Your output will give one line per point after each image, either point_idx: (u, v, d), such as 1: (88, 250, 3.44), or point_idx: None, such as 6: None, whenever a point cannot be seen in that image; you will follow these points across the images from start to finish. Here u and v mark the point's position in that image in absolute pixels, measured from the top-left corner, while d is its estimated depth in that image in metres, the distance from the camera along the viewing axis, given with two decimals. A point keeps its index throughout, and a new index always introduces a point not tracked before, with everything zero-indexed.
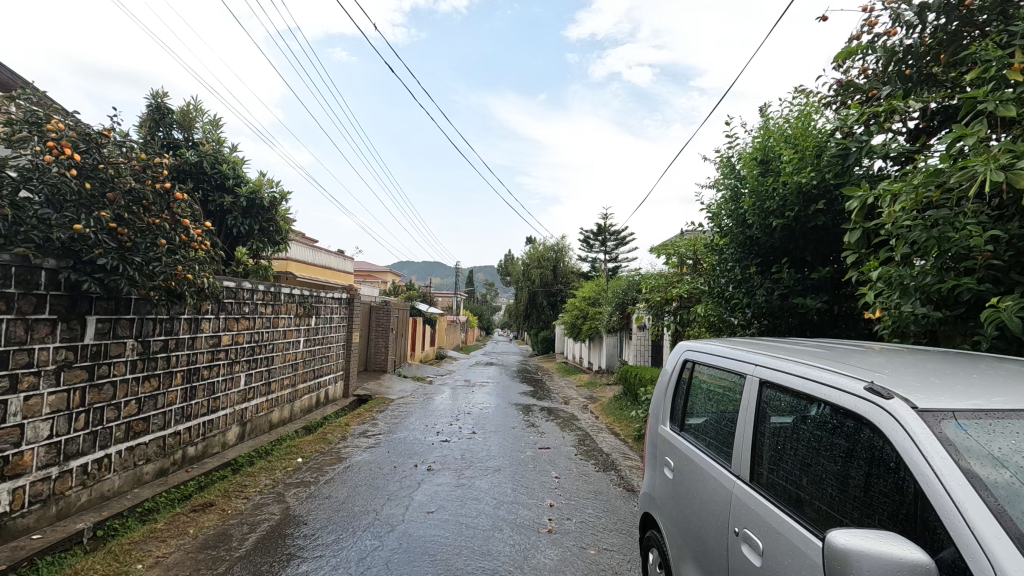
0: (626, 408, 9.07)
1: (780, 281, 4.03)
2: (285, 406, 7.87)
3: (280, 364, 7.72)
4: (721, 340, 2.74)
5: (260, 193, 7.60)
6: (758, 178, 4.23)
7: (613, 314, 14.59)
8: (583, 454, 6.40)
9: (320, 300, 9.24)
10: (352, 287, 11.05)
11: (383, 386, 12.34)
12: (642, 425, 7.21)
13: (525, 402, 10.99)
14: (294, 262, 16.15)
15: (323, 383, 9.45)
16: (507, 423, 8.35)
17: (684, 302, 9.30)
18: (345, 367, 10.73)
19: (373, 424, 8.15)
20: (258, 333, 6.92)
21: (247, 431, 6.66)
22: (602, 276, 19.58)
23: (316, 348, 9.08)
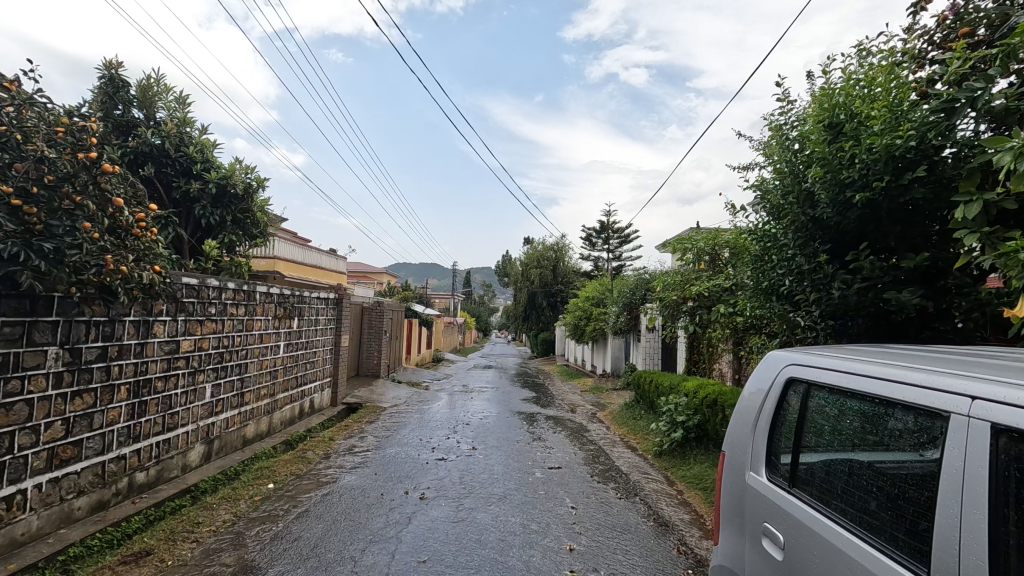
0: (640, 418, 8.26)
1: (860, 270, 3.23)
2: (263, 419, 7.04)
3: (257, 372, 6.88)
4: (829, 348, 1.94)
5: (233, 180, 6.76)
6: (827, 145, 3.43)
7: (619, 315, 13.76)
8: (599, 475, 5.59)
9: (304, 301, 8.39)
10: (341, 286, 10.21)
11: (375, 392, 11.49)
12: (664, 439, 6.40)
13: (529, 410, 10.16)
14: (280, 261, 15.29)
15: (307, 392, 8.61)
16: (510, 436, 7.53)
17: (704, 302, 8.48)
18: (332, 373, 9.89)
19: (361, 438, 7.32)
20: (228, 338, 6.08)
21: (214, 449, 5.83)
22: (607, 276, 18.76)
23: (299, 354, 8.25)
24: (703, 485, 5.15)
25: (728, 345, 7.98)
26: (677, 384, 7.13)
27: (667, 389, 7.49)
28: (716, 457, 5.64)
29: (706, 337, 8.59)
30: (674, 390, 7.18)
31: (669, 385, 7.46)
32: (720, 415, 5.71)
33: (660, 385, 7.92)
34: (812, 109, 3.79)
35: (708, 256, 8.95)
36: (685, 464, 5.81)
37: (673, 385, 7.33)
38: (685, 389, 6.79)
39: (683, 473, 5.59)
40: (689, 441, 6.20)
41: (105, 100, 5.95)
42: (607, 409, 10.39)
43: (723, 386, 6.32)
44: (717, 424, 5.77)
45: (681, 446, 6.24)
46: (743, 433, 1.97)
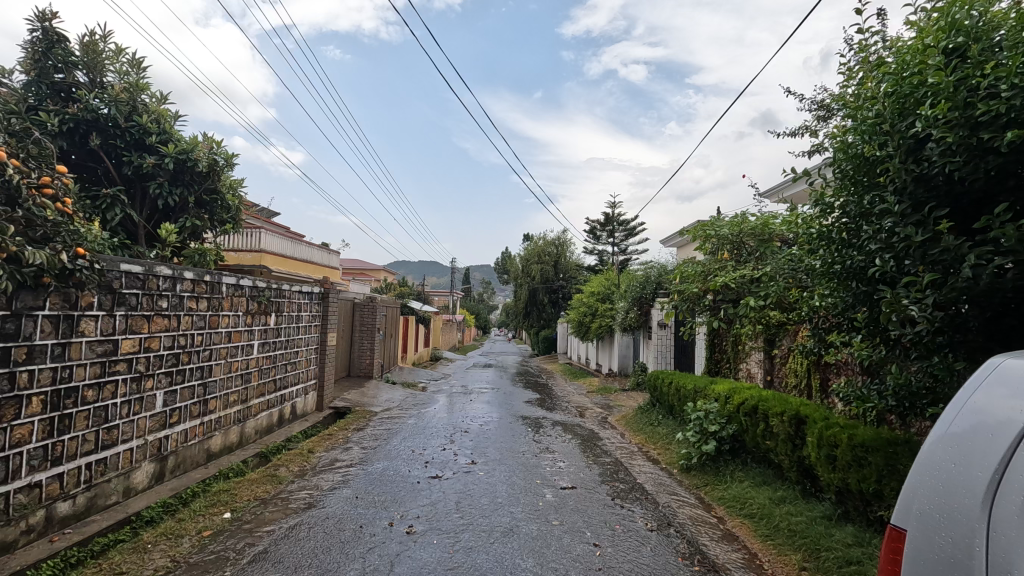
0: (659, 426, 7.41)
1: (998, 242, 2.38)
2: (232, 428, 6.20)
3: (226, 376, 6.03)
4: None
5: (195, 155, 5.87)
6: (945, 74, 2.55)
7: (628, 311, 12.88)
8: (621, 497, 4.74)
9: (283, 295, 7.53)
10: (327, 280, 9.34)
11: (366, 395, 10.61)
12: (692, 452, 5.54)
13: (533, 415, 9.29)
14: (267, 254, 14.50)
15: (287, 396, 7.74)
16: (514, 446, 6.67)
17: (728, 294, 7.60)
18: (318, 375, 9.03)
19: (345, 450, 6.44)
20: (186, 337, 5.22)
21: (168, 468, 4.98)
22: (613, 269, 17.89)
23: (277, 354, 7.38)
24: (747, 511, 4.30)
25: (759, 342, 7.11)
26: (704, 388, 6.27)
27: (692, 392, 6.63)
28: (759, 476, 4.78)
29: (731, 334, 7.73)
30: (700, 393, 6.33)
31: (693, 388, 6.61)
32: (763, 426, 4.86)
33: (682, 388, 7.06)
34: (914, 37, 2.91)
35: (732, 243, 8.06)
36: (721, 483, 4.96)
37: (698, 387, 6.48)
38: (714, 393, 5.94)
39: (720, 494, 4.74)
40: (722, 453, 5.36)
41: (37, 58, 5.08)
42: (618, 412, 9.53)
43: (761, 389, 5.47)
44: (758, 435, 4.92)
45: (713, 460, 5.40)
46: (955, 508, 1.28)
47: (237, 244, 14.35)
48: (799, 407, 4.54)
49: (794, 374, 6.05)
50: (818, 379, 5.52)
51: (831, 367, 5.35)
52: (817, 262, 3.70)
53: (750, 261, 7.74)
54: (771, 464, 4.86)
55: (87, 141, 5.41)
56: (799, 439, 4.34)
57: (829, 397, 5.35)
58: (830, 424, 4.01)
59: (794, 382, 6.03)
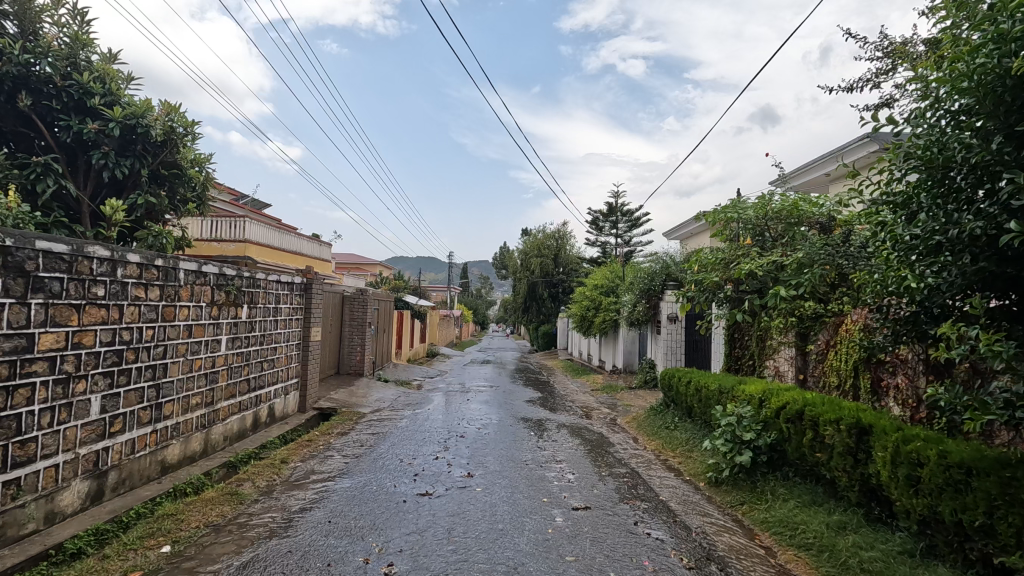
0: (678, 431, 6.66)
1: None
2: (194, 435, 5.42)
3: (185, 376, 5.25)
4: None
5: (147, 121, 5.08)
6: None
7: (636, 304, 12.12)
8: (645, 521, 3.99)
9: (258, 286, 6.75)
10: (310, 270, 8.54)
11: (355, 394, 9.85)
12: (723, 464, 4.80)
13: (535, 416, 8.54)
14: (253, 244, 13.81)
15: (263, 398, 6.97)
16: (516, 454, 5.91)
17: (754, 284, 6.84)
18: (301, 373, 8.26)
19: (325, 460, 5.67)
20: (130, 331, 4.44)
21: (108, 485, 4.22)
22: (618, 261, 17.14)
23: (251, 351, 6.61)
24: (801, 540, 3.56)
25: (789, 336, 6.36)
26: (732, 389, 5.52)
27: (717, 394, 5.88)
28: (808, 495, 4.04)
29: (757, 328, 6.98)
30: (727, 395, 5.60)
31: (718, 389, 5.86)
32: (811, 436, 4.12)
33: (704, 388, 6.30)
34: None
35: (757, 227, 7.30)
36: (761, 502, 4.22)
37: (724, 388, 5.73)
38: (745, 395, 5.19)
39: (763, 517, 4.00)
40: (758, 465, 4.62)
41: None
42: (627, 413, 8.79)
43: (803, 391, 4.72)
44: (805, 446, 4.17)
45: (748, 473, 4.66)
46: None
47: (221, 234, 13.64)
48: (859, 414, 3.79)
49: (835, 373, 5.31)
50: (868, 379, 4.78)
51: (885, 366, 4.62)
52: (906, 234, 2.95)
53: (778, 247, 6.97)
54: (821, 481, 4.12)
55: (14, 101, 4.61)
56: (863, 454, 3.60)
57: (882, 400, 4.61)
58: (908, 437, 3.26)
59: (835, 382, 5.29)
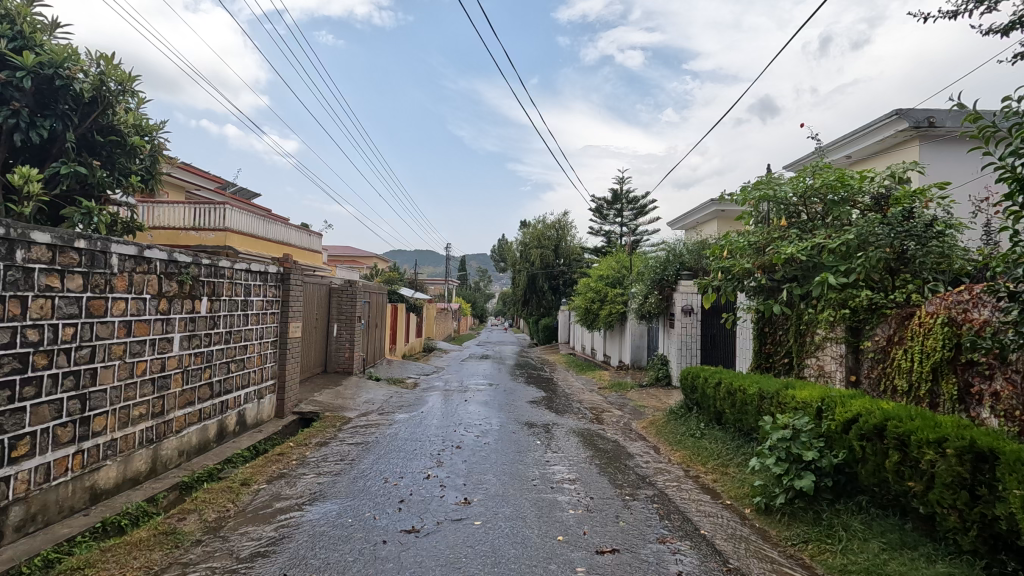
0: (706, 441, 5.80)
1: None
2: (137, 453, 4.54)
3: (124, 383, 4.35)
4: None
5: (68, 71, 4.19)
6: None
7: (647, 295, 11.23)
8: (691, 572, 3.10)
9: (223, 276, 5.85)
10: (287, 258, 7.60)
11: (342, 396, 8.96)
12: (776, 489, 3.93)
13: (541, 420, 7.67)
14: (233, 234, 12.95)
15: (228, 404, 6.07)
16: (521, 470, 5.04)
17: (793, 271, 5.96)
18: (277, 374, 7.36)
19: (295, 480, 4.78)
20: (40, 330, 3.54)
21: (9, 524, 3.33)
22: (624, 250, 16.28)
23: (213, 351, 5.72)
24: None
25: (837, 331, 5.49)
26: (778, 394, 4.65)
27: (757, 399, 5.00)
28: (897, 536, 3.18)
29: (797, 321, 6.09)
30: (772, 402, 4.73)
31: (759, 394, 4.99)
32: (899, 459, 3.24)
33: (739, 392, 5.43)
34: None
35: (794, 205, 6.41)
36: (834, 542, 3.36)
37: (766, 393, 4.86)
38: (798, 404, 4.31)
39: (841, 564, 3.13)
40: (820, 491, 3.76)
41: None
42: (643, 416, 7.93)
43: (875, 401, 3.85)
44: (890, 473, 3.31)
45: (808, 501, 3.80)
46: None
47: (199, 223, 12.77)
48: (972, 435, 2.91)
49: (903, 375, 4.43)
50: (953, 384, 3.90)
51: (978, 368, 3.74)
52: None
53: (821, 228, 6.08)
54: (912, 516, 3.25)
55: None
56: (985, 489, 2.73)
57: (975, 411, 3.73)
58: None
59: (903, 386, 4.41)
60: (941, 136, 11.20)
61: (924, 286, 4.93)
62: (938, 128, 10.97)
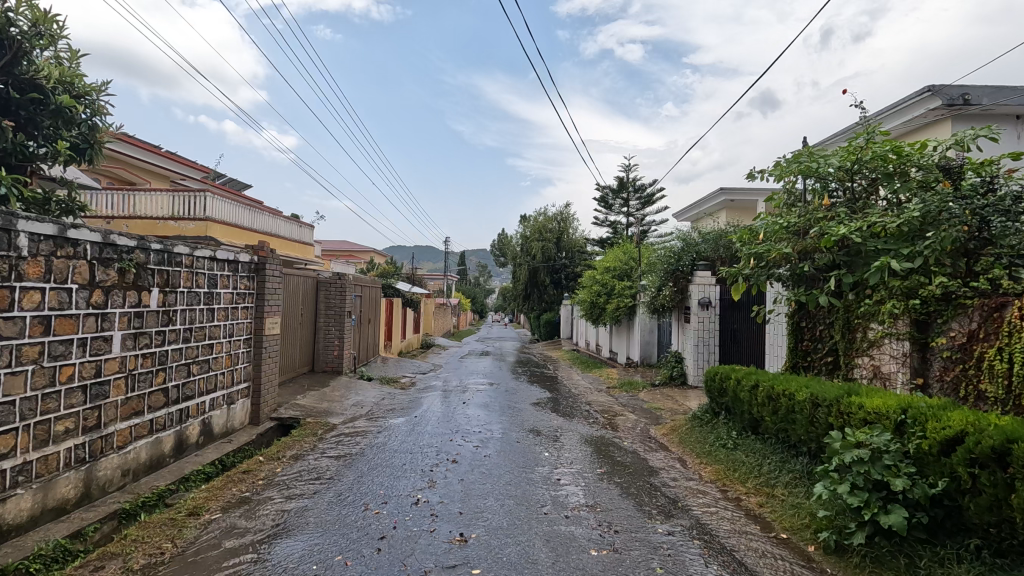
0: (741, 453, 5.00)
1: None
2: (63, 477, 3.73)
3: (40, 395, 3.53)
4: None
5: None
6: None
7: (660, 288, 10.41)
8: None
9: (179, 264, 5.02)
10: (263, 246, 6.75)
11: (327, 398, 8.15)
12: (853, 526, 3.12)
13: (548, 426, 6.85)
14: (215, 224, 12.13)
15: (188, 413, 5.26)
16: (528, 493, 4.23)
17: (841, 256, 5.14)
18: (251, 376, 6.54)
19: (257, 508, 3.97)
20: None
21: None
22: (631, 240, 15.49)
23: (167, 351, 4.90)
24: None
25: (898, 325, 4.67)
26: (842, 403, 3.83)
27: (810, 407, 4.20)
28: None
29: (845, 314, 5.27)
30: (832, 412, 3.93)
31: (812, 402, 4.19)
32: None
33: (784, 397, 4.61)
34: None
35: (838, 181, 5.59)
36: None
37: (822, 401, 4.06)
38: (871, 416, 3.51)
39: None
40: (912, 530, 2.96)
41: None
42: (662, 421, 7.13)
43: (979, 414, 3.05)
44: (1019, 513, 2.50)
45: (897, 542, 3.00)
46: None
47: (178, 212, 11.94)
48: None
49: (996, 379, 3.62)
50: None
51: None
52: None
53: (871, 207, 5.26)
54: None
55: None
56: None
57: None
58: None
59: (995, 392, 3.60)
60: (975, 113, 10.37)
61: (1008, 270, 4.12)
62: (973, 105, 10.15)
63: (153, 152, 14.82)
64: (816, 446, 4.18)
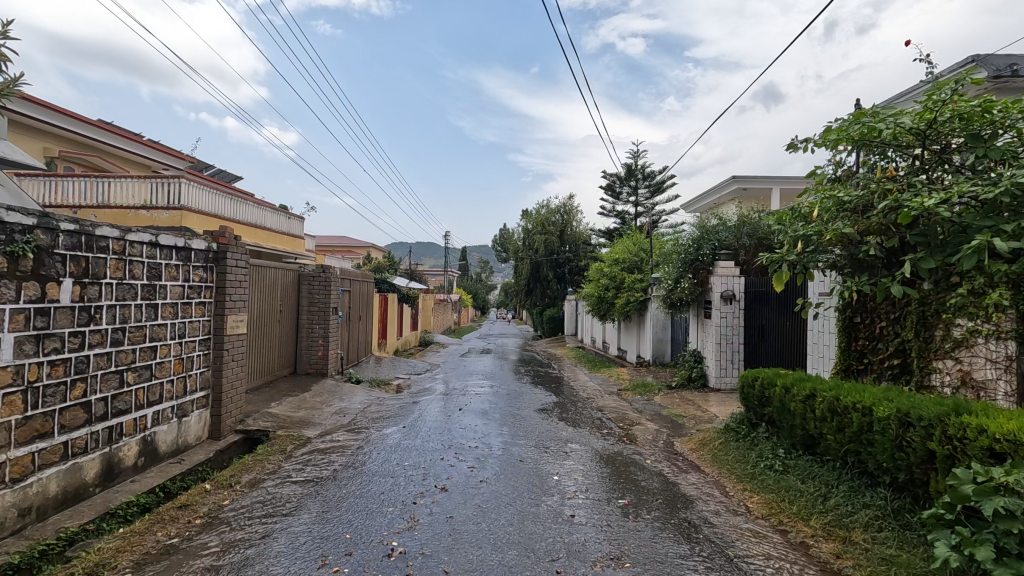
0: (796, 479, 4.07)
1: None
2: None
3: None
4: None
5: None
6: None
7: (677, 281, 9.27)
8: None
9: (104, 250, 4.09)
10: (223, 231, 5.81)
11: (305, 406, 7.22)
12: None
13: (556, 439, 5.92)
14: (192, 213, 11.24)
15: (122, 430, 4.34)
16: (536, 539, 3.30)
17: (917, 235, 4.18)
18: (210, 384, 5.61)
19: (181, 562, 3.05)
20: None
21: None
22: (640, 231, 14.56)
23: (88, 357, 3.98)
24: None
25: (998, 321, 3.71)
26: (954, 425, 2.88)
27: (898, 428, 3.26)
28: None
29: (919, 308, 4.31)
30: (935, 435, 2.99)
31: (900, 420, 3.25)
32: None
33: (855, 412, 3.66)
34: None
35: (906, 147, 4.63)
36: None
37: (918, 419, 3.12)
38: (1004, 446, 2.57)
39: None
40: None
41: None
42: (686, 433, 6.18)
43: None
44: None
45: None
46: None
47: (152, 201, 11.05)
48: None
49: None
50: None
51: None
52: None
53: (953, 177, 4.29)
54: None
55: None
56: None
57: None
58: None
59: None
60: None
61: None
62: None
63: (132, 139, 13.94)
64: (906, 477, 3.25)
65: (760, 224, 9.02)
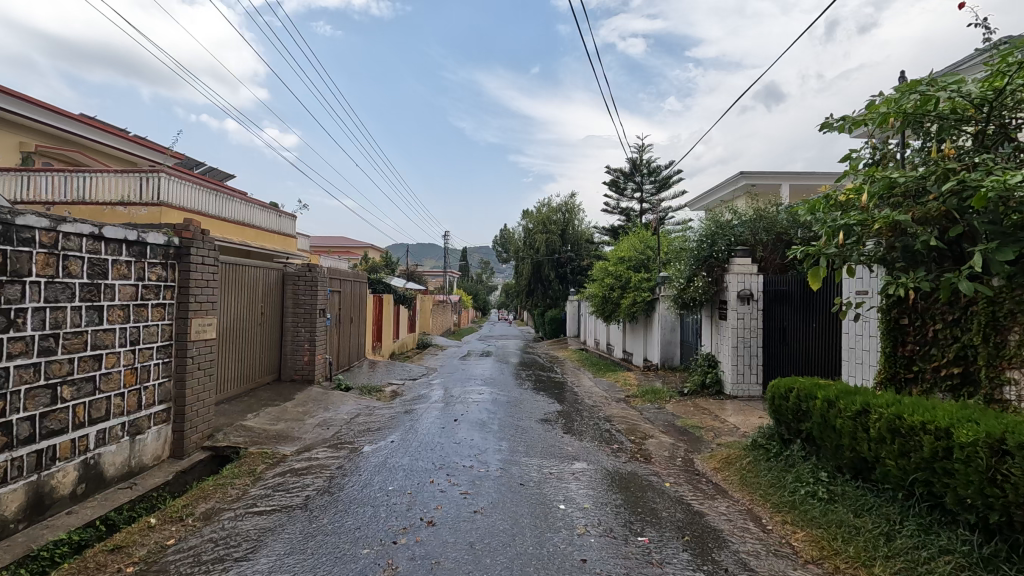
0: (849, 512, 3.43)
1: None
2: None
3: None
4: None
5: None
6: None
7: (691, 279, 8.56)
8: None
9: (28, 243, 3.47)
10: (187, 224, 5.18)
11: (286, 417, 6.60)
12: None
13: (561, 456, 5.28)
14: (172, 210, 10.63)
15: (55, 454, 3.71)
16: None
17: (987, 223, 3.55)
18: (171, 396, 4.98)
19: None
20: None
21: None
22: (646, 228, 13.96)
23: (8, 369, 3.35)
24: None
25: None
26: None
27: (989, 457, 2.62)
28: None
29: (988, 309, 3.68)
30: None
31: (992, 447, 2.62)
32: None
33: (926, 435, 3.02)
34: None
35: (967, 121, 3.99)
36: None
37: (1019, 449, 2.49)
38: None
39: None
40: None
41: None
42: (706, 448, 5.55)
43: None
44: None
45: None
46: None
47: (129, 196, 10.42)
48: None
49: None
50: None
51: None
52: None
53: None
54: None
55: None
56: None
57: None
58: None
59: None
60: None
61: None
62: None
63: (116, 134, 13.38)
64: (1001, 518, 2.61)
65: (778, 219, 8.39)
